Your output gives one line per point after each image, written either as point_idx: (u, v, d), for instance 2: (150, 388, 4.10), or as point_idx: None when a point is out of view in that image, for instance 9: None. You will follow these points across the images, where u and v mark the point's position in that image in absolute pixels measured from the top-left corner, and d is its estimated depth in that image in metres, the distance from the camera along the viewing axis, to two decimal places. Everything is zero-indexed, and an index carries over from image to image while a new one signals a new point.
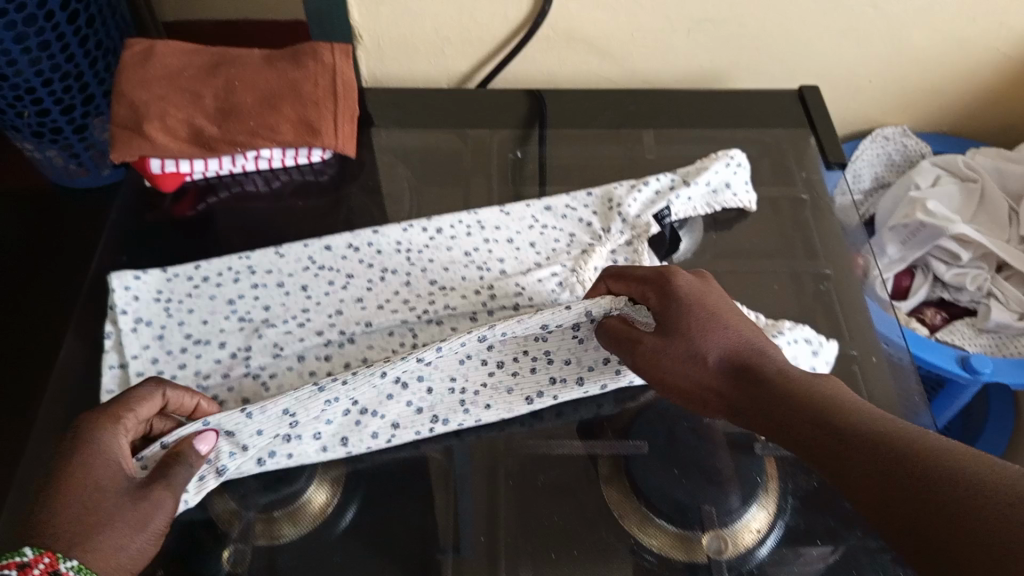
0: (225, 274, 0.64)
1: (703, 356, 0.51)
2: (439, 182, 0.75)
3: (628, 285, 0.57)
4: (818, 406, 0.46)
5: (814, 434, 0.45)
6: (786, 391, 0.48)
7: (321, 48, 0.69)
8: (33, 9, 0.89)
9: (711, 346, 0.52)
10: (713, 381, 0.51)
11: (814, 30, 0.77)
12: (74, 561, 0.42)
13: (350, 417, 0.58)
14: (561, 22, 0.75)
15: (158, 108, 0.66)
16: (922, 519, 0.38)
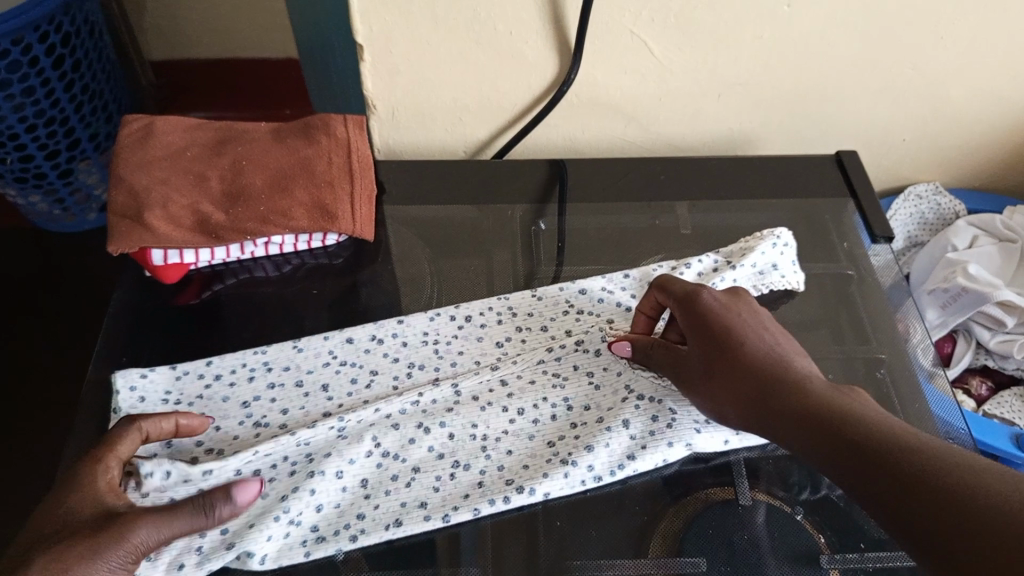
0: (239, 372, 0.59)
1: (737, 362, 0.53)
2: (459, 257, 0.70)
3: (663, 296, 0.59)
4: (849, 420, 0.47)
5: (846, 450, 0.46)
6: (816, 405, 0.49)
7: (333, 119, 0.65)
8: (18, 55, 0.86)
9: (742, 350, 0.53)
10: (742, 383, 0.52)
11: (850, 92, 0.73)
12: None
13: (373, 460, 0.55)
14: (585, 89, 0.70)
15: (160, 194, 0.61)
16: (954, 540, 0.39)
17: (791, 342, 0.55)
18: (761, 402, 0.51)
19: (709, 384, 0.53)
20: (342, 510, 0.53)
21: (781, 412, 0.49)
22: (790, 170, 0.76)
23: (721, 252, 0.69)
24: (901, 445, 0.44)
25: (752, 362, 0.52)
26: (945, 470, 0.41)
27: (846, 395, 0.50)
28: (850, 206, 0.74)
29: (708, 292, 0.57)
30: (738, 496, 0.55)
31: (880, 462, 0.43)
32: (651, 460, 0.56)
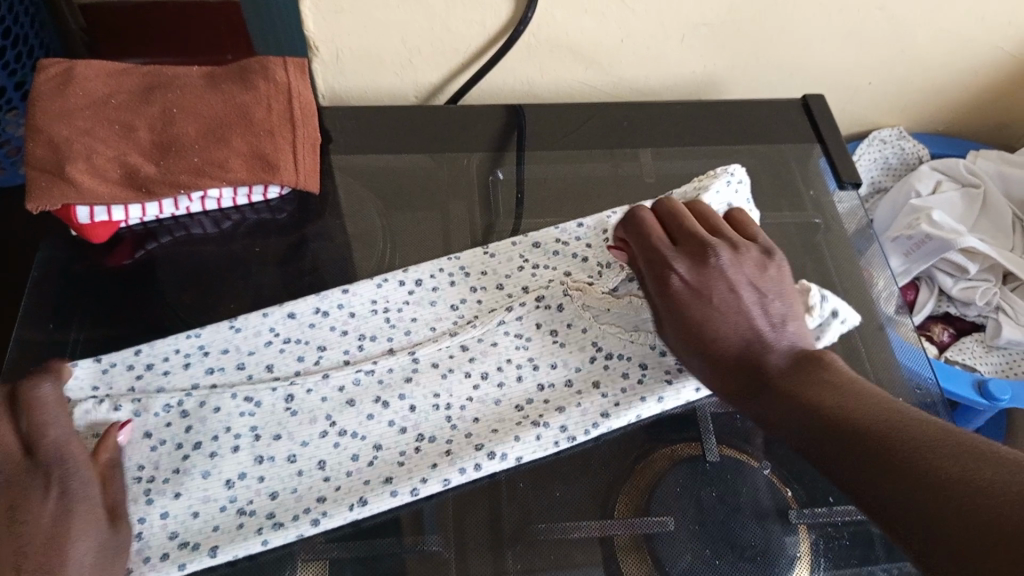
0: (173, 359, 0.54)
1: (709, 338, 0.50)
2: (413, 209, 0.66)
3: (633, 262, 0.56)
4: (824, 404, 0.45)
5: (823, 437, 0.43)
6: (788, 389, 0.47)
7: (271, 63, 0.60)
8: None
9: (712, 330, 0.50)
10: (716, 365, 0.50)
11: (818, 33, 0.70)
12: None
13: (329, 439, 0.51)
14: (543, 29, 0.66)
15: (83, 145, 0.56)
16: (927, 525, 0.36)
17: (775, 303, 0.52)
18: (740, 382, 0.49)
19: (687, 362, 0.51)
20: (300, 494, 0.49)
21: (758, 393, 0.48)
22: (755, 114, 0.74)
23: (674, 194, 0.66)
24: (874, 425, 0.42)
25: (729, 338, 0.50)
26: (918, 444, 0.39)
27: (821, 367, 0.48)
28: (816, 150, 0.72)
29: (683, 258, 0.53)
30: (705, 452, 0.53)
31: (856, 437, 0.42)
32: (626, 417, 0.54)
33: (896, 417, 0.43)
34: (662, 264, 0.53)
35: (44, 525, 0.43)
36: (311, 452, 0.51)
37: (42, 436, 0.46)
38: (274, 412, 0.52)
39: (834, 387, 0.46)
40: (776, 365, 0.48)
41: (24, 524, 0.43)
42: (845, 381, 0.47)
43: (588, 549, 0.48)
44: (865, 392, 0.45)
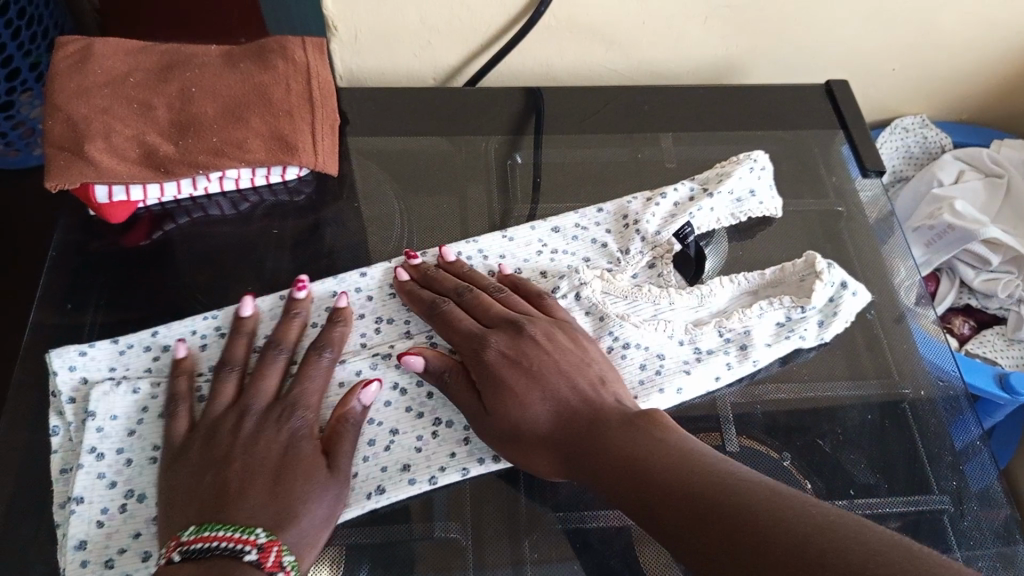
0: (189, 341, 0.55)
1: (536, 413, 0.48)
2: (431, 191, 0.65)
3: (452, 335, 0.53)
4: (655, 471, 0.42)
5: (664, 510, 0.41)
6: (616, 461, 0.44)
7: (290, 43, 0.60)
8: None
9: (536, 405, 0.48)
10: (550, 440, 0.48)
11: (843, 17, 0.69)
12: (290, 557, 0.44)
13: None
14: (562, 10, 0.65)
15: (101, 124, 0.56)
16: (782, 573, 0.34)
17: (498, 369, 0.50)
18: (557, 455, 0.47)
19: (496, 442, 0.49)
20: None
21: (578, 466, 0.46)
22: (777, 99, 0.73)
23: (695, 180, 0.65)
24: (692, 479, 0.41)
25: (538, 411, 0.48)
26: (732, 496, 0.39)
27: (639, 422, 0.46)
28: (839, 136, 0.71)
29: (494, 329, 0.53)
30: (724, 443, 0.53)
31: (682, 502, 0.40)
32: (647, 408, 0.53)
33: (706, 473, 0.41)
34: (472, 338, 0.52)
35: (272, 467, 0.47)
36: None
37: (303, 393, 0.51)
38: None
39: (658, 445, 0.44)
40: (603, 429, 0.47)
41: (249, 469, 0.47)
42: (661, 434, 0.45)
43: (606, 539, 0.48)
44: (686, 444, 0.44)
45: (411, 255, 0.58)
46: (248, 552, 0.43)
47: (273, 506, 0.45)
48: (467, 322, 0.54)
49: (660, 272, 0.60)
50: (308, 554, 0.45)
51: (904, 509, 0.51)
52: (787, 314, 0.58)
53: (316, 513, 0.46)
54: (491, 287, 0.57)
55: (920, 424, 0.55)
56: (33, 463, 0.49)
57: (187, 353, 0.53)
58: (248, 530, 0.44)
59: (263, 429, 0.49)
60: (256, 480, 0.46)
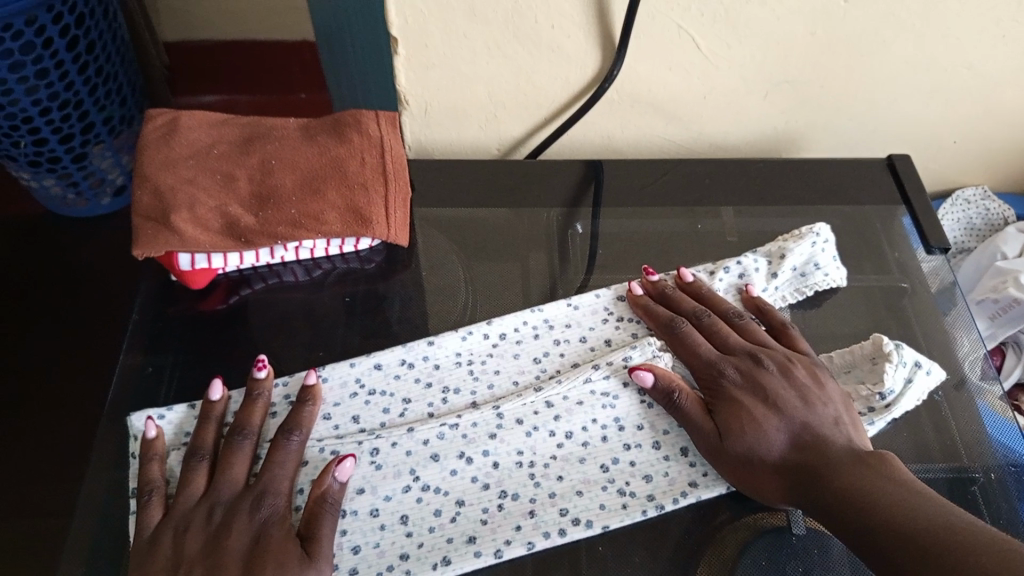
0: None
1: (770, 438, 0.51)
2: (495, 260, 0.67)
3: (686, 356, 0.57)
4: (884, 507, 0.45)
5: (894, 546, 0.44)
6: (849, 491, 0.47)
7: (365, 117, 0.62)
8: (31, 37, 0.81)
9: (773, 429, 0.52)
10: (779, 464, 0.51)
11: (904, 93, 0.70)
12: None
13: (412, 494, 0.51)
14: (626, 85, 0.67)
15: (187, 195, 0.58)
16: None
17: (738, 395, 0.53)
18: (787, 482, 0.50)
19: (722, 461, 0.52)
20: (383, 551, 0.49)
21: (805, 493, 0.49)
22: (836, 174, 0.73)
23: (758, 251, 0.65)
24: (932, 530, 0.43)
25: (774, 438, 0.51)
26: (979, 553, 0.41)
27: (872, 461, 0.49)
28: (900, 211, 0.71)
29: (730, 357, 0.56)
30: (790, 525, 0.52)
31: (908, 543, 0.43)
32: (716, 488, 0.53)
33: (948, 525, 0.43)
34: (710, 363, 0.56)
35: (243, 557, 0.47)
36: (395, 507, 0.51)
37: (272, 478, 0.51)
38: (363, 465, 0.52)
39: (889, 482, 0.47)
40: (834, 460, 0.49)
41: (220, 559, 0.47)
42: (894, 476, 0.47)
43: None
44: (915, 485, 0.47)
45: (649, 273, 0.63)
46: None
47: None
48: (705, 346, 0.57)
49: None
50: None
51: None
52: (868, 406, 0.57)
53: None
54: (728, 310, 0.60)
55: (991, 508, 0.54)
56: (107, 526, 0.51)
57: (156, 432, 0.54)
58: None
59: (234, 518, 0.49)
60: (226, 575, 0.46)
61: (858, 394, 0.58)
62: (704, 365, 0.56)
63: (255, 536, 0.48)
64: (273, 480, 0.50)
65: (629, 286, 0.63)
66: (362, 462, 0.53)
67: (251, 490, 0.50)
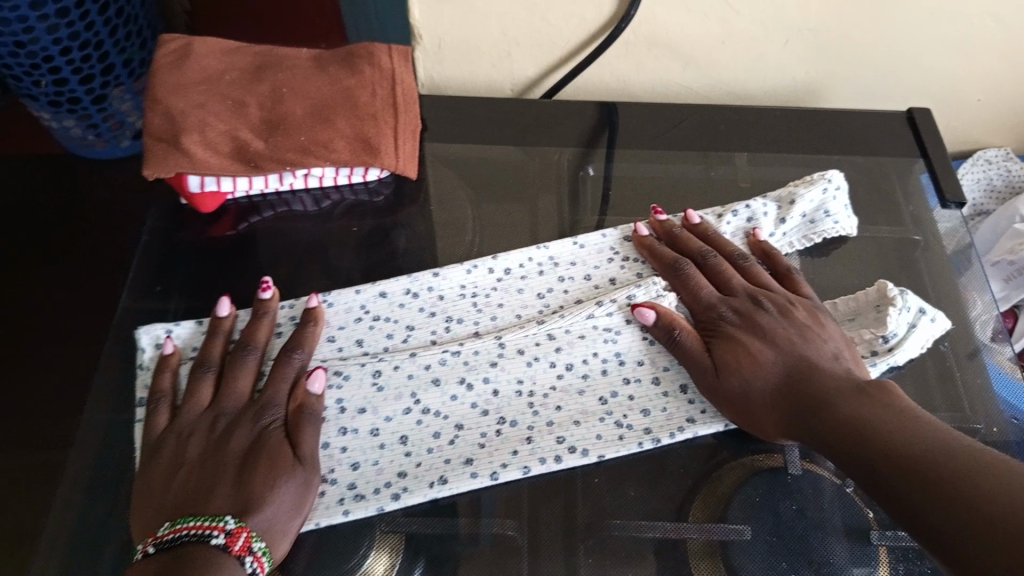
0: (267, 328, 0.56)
1: (769, 374, 0.51)
2: (503, 199, 0.67)
3: (689, 295, 0.57)
4: (880, 435, 0.45)
5: (889, 473, 0.44)
6: (844, 421, 0.47)
7: (377, 50, 0.62)
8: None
9: (771, 365, 0.52)
10: (777, 399, 0.51)
11: (929, 45, 0.68)
12: (260, 543, 0.45)
13: (412, 417, 0.52)
14: (642, 27, 0.66)
15: (197, 118, 0.58)
16: (992, 543, 0.37)
17: (739, 333, 0.54)
18: (785, 417, 0.50)
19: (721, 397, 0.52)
20: (382, 469, 0.50)
21: (801, 426, 0.49)
22: (854, 125, 0.72)
23: (768, 197, 0.65)
24: (934, 460, 0.42)
25: (772, 373, 0.51)
26: (984, 483, 0.40)
27: (872, 391, 0.48)
28: (918, 165, 0.70)
29: (732, 297, 0.56)
30: (786, 465, 0.52)
31: (904, 469, 0.43)
32: (713, 425, 0.53)
33: (951, 454, 0.42)
34: (711, 304, 0.56)
35: (241, 462, 0.48)
36: (393, 428, 0.52)
37: (276, 393, 0.52)
38: (366, 387, 0.53)
39: (886, 411, 0.47)
40: (832, 393, 0.49)
41: (219, 464, 0.48)
42: (892, 404, 0.47)
43: (663, 550, 0.48)
44: (914, 412, 0.46)
45: (657, 212, 0.62)
46: (219, 538, 0.45)
47: (237, 499, 0.47)
48: (707, 285, 0.57)
49: None
50: (282, 542, 0.46)
51: None
52: (871, 349, 0.56)
53: (284, 502, 0.47)
54: (735, 253, 0.59)
55: None
56: (114, 440, 0.53)
57: (175, 349, 0.54)
58: (217, 519, 0.45)
59: (235, 426, 0.50)
60: (221, 477, 0.47)
61: (861, 337, 0.57)
62: (705, 304, 0.56)
63: (251, 442, 0.49)
64: (275, 394, 0.51)
65: (635, 226, 0.62)
66: (365, 384, 0.53)
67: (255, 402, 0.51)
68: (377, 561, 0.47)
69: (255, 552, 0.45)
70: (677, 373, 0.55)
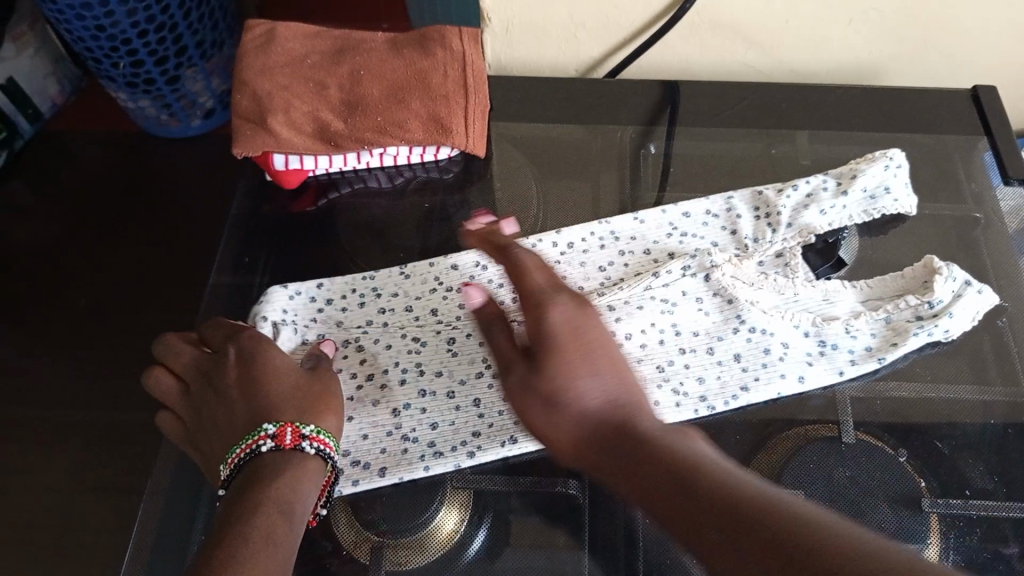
0: (350, 296, 0.61)
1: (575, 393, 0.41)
2: (566, 177, 0.70)
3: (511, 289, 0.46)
4: (679, 467, 0.36)
5: (679, 514, 0.34)
6: (647, 450, 0.38)
7: (449, 33, 0.64)
8: None
9: (580, 384, 0.41)
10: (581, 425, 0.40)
11: (1001, 24, 0.68)
12: (311, 425, 0.50)
13: (483, 381, 0.56)
14: (707, 9, 0.68)
15: (282, 100, 0.62)
16: None
17: (564, 337, 0.42)
18: (585, 447, 0.40)
19: (549, 426, 0.41)
20: (456, 430, 0.54)
21: (619, 470, 0.38)
22: (919, 103, 0.72)
23: (829, 173, 0.65)
24: (815, 552, 0.30)
25: (585, 391, 0.40)
26: None
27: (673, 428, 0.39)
28: (982, 143, 0.70)
29: (557, 289, 0.45)
30: (841, 434, 0.54)
31: (702, 505, 0.34)
32: (765, 394, 0.55)
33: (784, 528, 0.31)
34: (531, 302, 0.44)
35: (241, 386, 0.52)
36: (464, 394, 0.55)
37: (222, 337, 0.56)
38: (441, 354, 0.57)
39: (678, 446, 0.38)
40: (597, 415, 0.40)
41: (229, 403, 0.52)
42: (688, 445, 0.38)
43: None
44: (709, 455, 0.37)
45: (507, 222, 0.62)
46: (267, 442, 0.48)
47: (256, 402, 0.51)
48: (535, 278, 0.46)
49: (789, 262, 0.60)
50: (327, 422, 0.51)
51: (1021, 516, 0.51)
52: (917, 314, 0.58)
53: (307, 390, 0.52)
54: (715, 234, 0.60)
55: None
56: None
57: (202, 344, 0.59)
58: (257, 431, 0.49)
59: (218, 376, 0.54)
60: (237, 403, 0.51)
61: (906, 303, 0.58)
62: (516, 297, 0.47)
63: (238, 354, 0.54)
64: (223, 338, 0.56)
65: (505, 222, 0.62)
66: (440, 351, 0.57)
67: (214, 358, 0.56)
68: (450, 514, 0.51)
69: (311, 437, 0.49)
70: (734, 344, 0.57)
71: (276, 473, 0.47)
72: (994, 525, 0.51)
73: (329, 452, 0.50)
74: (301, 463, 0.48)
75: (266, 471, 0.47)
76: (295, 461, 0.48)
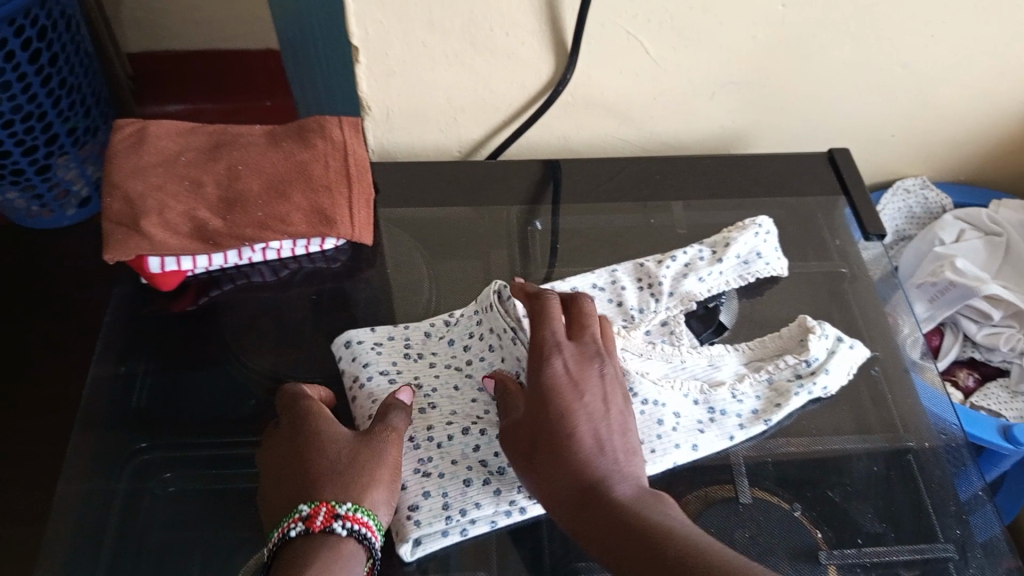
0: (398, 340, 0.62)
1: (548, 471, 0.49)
2: (456, 256, 0.70)
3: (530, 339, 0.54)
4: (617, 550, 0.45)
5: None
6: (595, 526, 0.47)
7: (328, 122, 0.65)
8: (27, 66, 0.89)
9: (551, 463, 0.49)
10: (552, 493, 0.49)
11: (848, 89, 0.73)
12: (348, 502, 0.49)
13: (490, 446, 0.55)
14: (580, 89, 0.70)
15: (157, 201, 0.60)
16: None
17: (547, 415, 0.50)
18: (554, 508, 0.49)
19: (546, 486, 0.49)
20: (468, 490, 0.53)
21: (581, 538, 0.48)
22: (781, 167, 0.77)
23: (704, 242, 0.68)
24: None
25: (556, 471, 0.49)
26: None
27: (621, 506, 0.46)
28: (841, 202, 0.75)
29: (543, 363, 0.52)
30: (738, 493, 0.56)
31: None
32: (662, 464, 0.56)
33: None
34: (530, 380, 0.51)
35: (298, 451, 0.53)
36: (453, 449, 0.55)
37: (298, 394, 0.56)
38: (441, 416, 0.57)
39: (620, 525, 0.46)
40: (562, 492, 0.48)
41: (290, 462, 0.52)
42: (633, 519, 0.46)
43: None
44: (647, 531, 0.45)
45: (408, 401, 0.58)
46: (298, 526, 0.49)
47: (308, 472, 0.51)
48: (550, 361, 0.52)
49: (673, 329, 0.62)
50: (371, 496, 0.50)
51: (910, 557, 0.54)
52: (797, 372, 0.61)
53: (355, 460, 0.51)
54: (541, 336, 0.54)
55: (924, 475, 0.58)
56: (92, 516, 0.54)
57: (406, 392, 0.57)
58: (294, 511, 0.49)
59: (287, 428, 0.55)
60: (299, 467, 0.52)
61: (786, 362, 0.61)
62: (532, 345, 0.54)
63: (295, 417, 0.55)
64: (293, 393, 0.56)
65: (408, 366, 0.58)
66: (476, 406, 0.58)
67: (284, 407, 0.56)
68: None
69: (364, 522, 0.49)
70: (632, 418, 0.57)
71: (313, 563, 0.47)
72: (887, 568, 0.53)
73: (365, 532, 0.49)
74: (336, 545, 0.48)
75: (300, 559, 0.47)
76: (331, 544, 0.48)
